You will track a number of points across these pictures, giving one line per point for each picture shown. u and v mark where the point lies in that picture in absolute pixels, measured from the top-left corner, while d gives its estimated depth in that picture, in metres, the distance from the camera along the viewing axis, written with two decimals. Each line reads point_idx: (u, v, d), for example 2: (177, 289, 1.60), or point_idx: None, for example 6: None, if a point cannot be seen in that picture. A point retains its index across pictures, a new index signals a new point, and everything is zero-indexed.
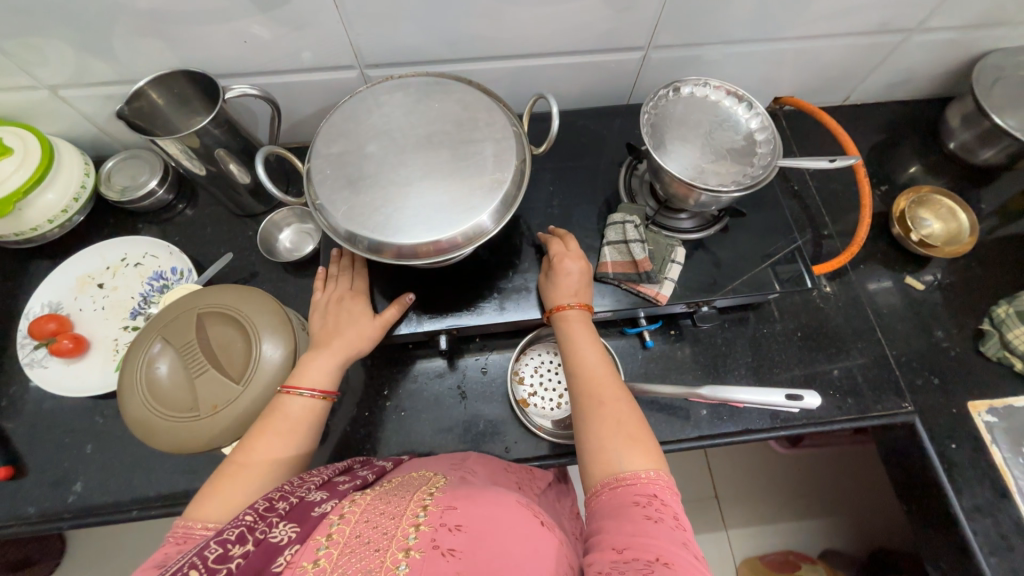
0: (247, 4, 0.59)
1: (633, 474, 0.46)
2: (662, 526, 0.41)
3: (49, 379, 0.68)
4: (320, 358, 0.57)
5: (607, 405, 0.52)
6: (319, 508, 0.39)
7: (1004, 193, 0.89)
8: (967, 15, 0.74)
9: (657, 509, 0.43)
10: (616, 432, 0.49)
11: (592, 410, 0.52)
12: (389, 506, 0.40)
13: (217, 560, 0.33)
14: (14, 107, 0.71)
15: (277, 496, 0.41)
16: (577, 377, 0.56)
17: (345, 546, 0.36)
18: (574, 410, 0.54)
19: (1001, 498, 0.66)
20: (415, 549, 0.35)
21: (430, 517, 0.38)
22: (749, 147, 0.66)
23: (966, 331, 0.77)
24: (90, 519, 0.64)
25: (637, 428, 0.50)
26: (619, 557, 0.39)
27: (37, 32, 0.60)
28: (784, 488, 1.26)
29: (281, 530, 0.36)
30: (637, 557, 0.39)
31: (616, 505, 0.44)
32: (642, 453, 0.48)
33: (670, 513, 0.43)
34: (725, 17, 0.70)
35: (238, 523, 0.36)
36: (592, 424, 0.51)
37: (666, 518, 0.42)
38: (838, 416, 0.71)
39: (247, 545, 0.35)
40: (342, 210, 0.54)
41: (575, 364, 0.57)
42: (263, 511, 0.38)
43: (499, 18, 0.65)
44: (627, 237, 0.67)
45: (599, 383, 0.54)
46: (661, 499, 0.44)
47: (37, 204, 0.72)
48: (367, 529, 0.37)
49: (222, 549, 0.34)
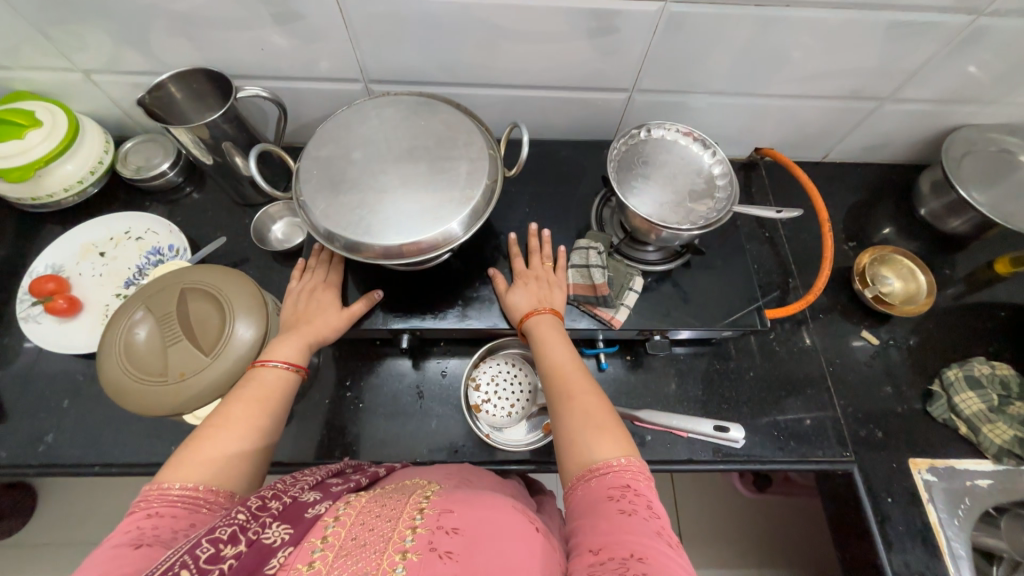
0: (266, 16, 0.66)
1: (605, 463, 0.48)
2: (635, 518, 0.43)
3: (40, 334, 0.73)
4: (287, 338, 0.62)
5: (576, 398, 0.55)
6: (312, 509, 0.41)
7: (973, 261, 0.91)
8: (937, 89, 0.79)
9: (630, 501, 0.44)
10: (588, 425, 0.52)
11: (564, 406, 0.55)
12: (385, 509, 0.42)
13: (209, 561, 0.35)
14: (51, 85, 0.79)
15: (269, 496, 0.43)
16: (548, 377, 0.59)
17: (339, 549, 0.37)
18: (551, 410, 0.57)
19: (930, 557, 0.67)
20: (412, 552, 0.37)
21: (428, 520, 0.40)
22: (710, 189, 0.72)
23: (918, 390, 0.79)
24: (54, 469, 0.68)
25: (608, 419, 0.53)
26: (595, 559, 0.41)
27: (80, 22, 0.67)
28: (747, 536, 1.23)
29: (274, 531, 0.38)
30: (612, 556, 0.40)
31: (591, 500, 0.46)
32: (613, 443, 0.50)
33: (642, 502, 0.44)
34: (706, 69, 0.75)
35: (231, 522, 0.38)
36: (566, 419, 0.54)
37: (639, 510, 0.43)
38: (778, 457, 0.73)
39: (239, 546, 0.36)
40: (321, 208, 0.59)
41: (546, 366, 0.60)
42: (256, 511, 0.40)
43: (493, 50, 0.72)
44: (589, 262, 0.72)
45: (568, 378, 0.57)
46: (634, 488, 0.46)
47: (56, 172, 0.78)
48: (362, 531, 0.39)
49: (214, 548, 0.36)
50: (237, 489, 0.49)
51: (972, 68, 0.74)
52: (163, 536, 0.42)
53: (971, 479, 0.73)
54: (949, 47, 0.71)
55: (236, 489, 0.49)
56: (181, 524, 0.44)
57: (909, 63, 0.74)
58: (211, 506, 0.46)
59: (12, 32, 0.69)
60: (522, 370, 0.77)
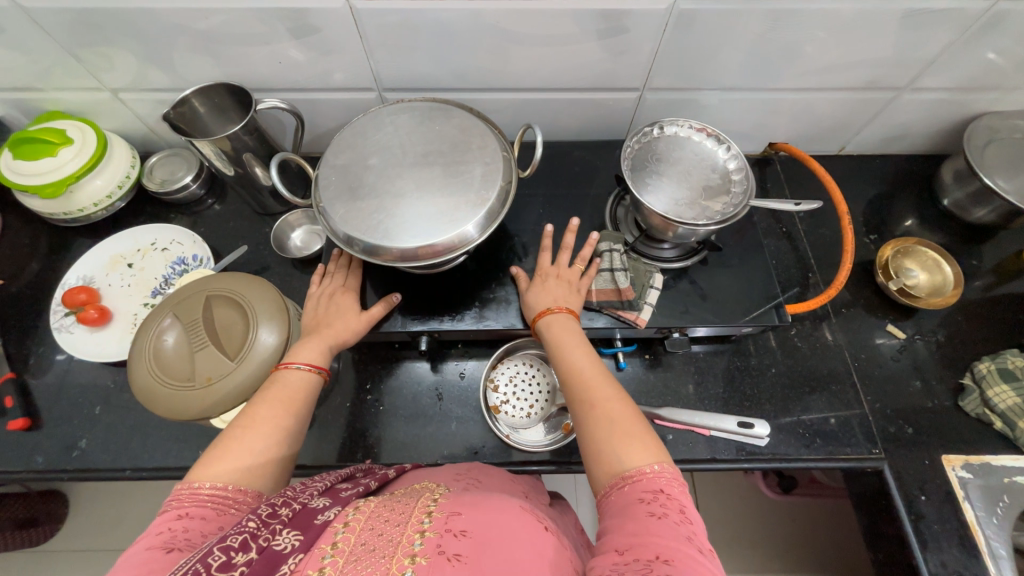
0: (283, 31, 0.68)
1: (638, 471, 0.47)
2: (665, 522, 0.42)
3: (73, 343, 0.76)
4: (309, 341, 0.63)
5: (599, 406, 0.54)
6: (321, 516, 0.41)
7: (1001, 251, 0.89)
8: (957, 77, 0.77)
9: (661, 505, 0.44)
10: (617, 432, 0.51)
11: (590, 413, 0.54)
12: (393, 514, 0.42)
13: (220, 568, 0.35)
14: (80, 104, 0.82)
15: (280, 502, 0.43)
16: (569, 384, 0.58)
17: (350, 554, 0.37)
18: (574, 417, 0.56)
19: (969, 557, 0.65)
20: (421, 555, 0.37)
21: (435, 523, 0.40)
22: (725, 185, 0.71)
23: (947, 384, 0.77)
24: (87, 474, 0.70)
25: (636, 425, 0.52)
26: (620, 559, 0.40)
27: (107, 43, 0.70)
28: (776, 540, 1.19)
29: (284, 538, 0.38)
30: (637, 557, 0.39)
31: (622, 504, 0.45)
32: (643, 450, 0.49)
33: (674, 507, 0.44)
34: (717, 66, 0.75)
35: (241, 530, 0.38)
36: (592, 427, 0.53)
37: (670, 514, 0.43)
38: (805, 455, 0.71)
39: (250, 553, 0.36)
40: (341, 213, 0.61)
41: (566, 372, 0.59)
42: (266, 518, 0.40)
43: (504, 55, 0.73)
44: (613, 266, 0.72)
45: (590, 385, 0.57)
46: (667, 493, 0.45)
47: (86, 189, 0.81)
48: (371, 536, 0.39)
49: (225, 557, 0.36)
50: (264, 489, 0.50)
51: (992, 54, 0.73)
52: (193, 540, 0.42)
53: (1009, 476, 0.70)
54: (967, 34, 0.69)
55: (264, 488, 0.50)
56: (209, 527, 0.44)
57: (926, 51, 0.72)
58: (240, 506, 0.47)
59: (44, 55, 0.72)
60: (540, 370, 0.78)
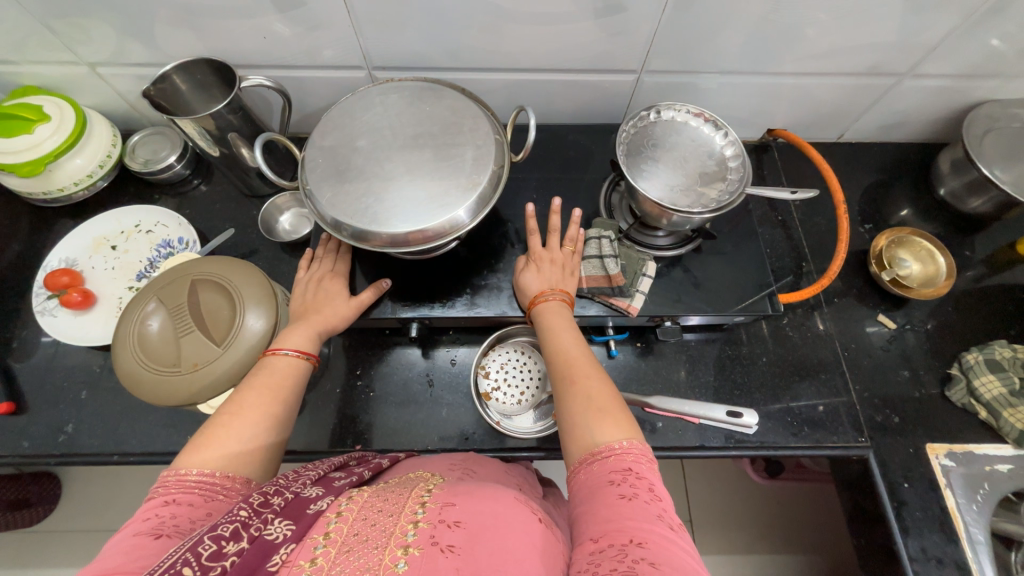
0: (267, 4, 0.65)
1: (607, 447, 0.47)
2: (636, 503, 0.42)
3: (56, 327, 0.74)
4: (297, 326, 0.62)
5: (579, 384, 0.54)
6: (314, 505, 0.41)
7: (994, 243, 0.89)
8: (959, 64, 0.76)
9: (631, 485, 0.44)
10: (590, 409, 0.51)
11: (567, 390, 0.54)
12: (386, 504, 0.42)
13: (211, 558, 0.34)
14: (57, 78, 0.79)
15: (272, 491, 0.41)
16: (551, 361, 0.58)
17: (342, 544, 0.37)
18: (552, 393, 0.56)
19: (947, 543, 0.67)
20: (414, 546, 0.37)
21: (429, 514, 0.40)
22: (721, 172, 0.70)
23: (935, 374, 0.78)
24: (74, 459, 0.69)
25: (610, 401, 0.52)
26: (596, 547, 0.40)
27: (83, 15, 0.67)
28: (763, 524, 1.21)
29: (276, 528, 0.37)
30: (612, 543, 0.39)
31: (593, 484, 0.45)
32: (615, 425, 0.49)
33: (644, 486, 0.44)
34: (717, 49, 0.73)
35: (233, 519, 0.37)
36: (569, 403, 0.53)
37: (640, 494, 0.43)
38: (792, 442, 0.72)
39: (241, 542, 0.35)
40: (327, 197, 0.59)
41: (550, 348, 0.59)
42: (258, 507, 0.39)
43: (498, 34, 0.70)
44: (602, 252, 0.71)
45: (570, 362, 0.57)
46: (636, 472, 0.45)
47: (66, 166, 0.79)
48: (364, 526, 0.39)
49: (216, 546, 0.35)
50: (252, 476, 0.50)
51: (996, 41, 0.71)
52: (181, 527, 0.42)
53: (990, 464, 0.72)
54: (972, 19, 0.68)
55: (252, 476, 0.49)
56: (197, 513, 0.44)
57: (930, 36, 0.71)
58: (228, 493, 0.46)
59: (17, 26, 0.68)
60: (530, 358, 0.78)
